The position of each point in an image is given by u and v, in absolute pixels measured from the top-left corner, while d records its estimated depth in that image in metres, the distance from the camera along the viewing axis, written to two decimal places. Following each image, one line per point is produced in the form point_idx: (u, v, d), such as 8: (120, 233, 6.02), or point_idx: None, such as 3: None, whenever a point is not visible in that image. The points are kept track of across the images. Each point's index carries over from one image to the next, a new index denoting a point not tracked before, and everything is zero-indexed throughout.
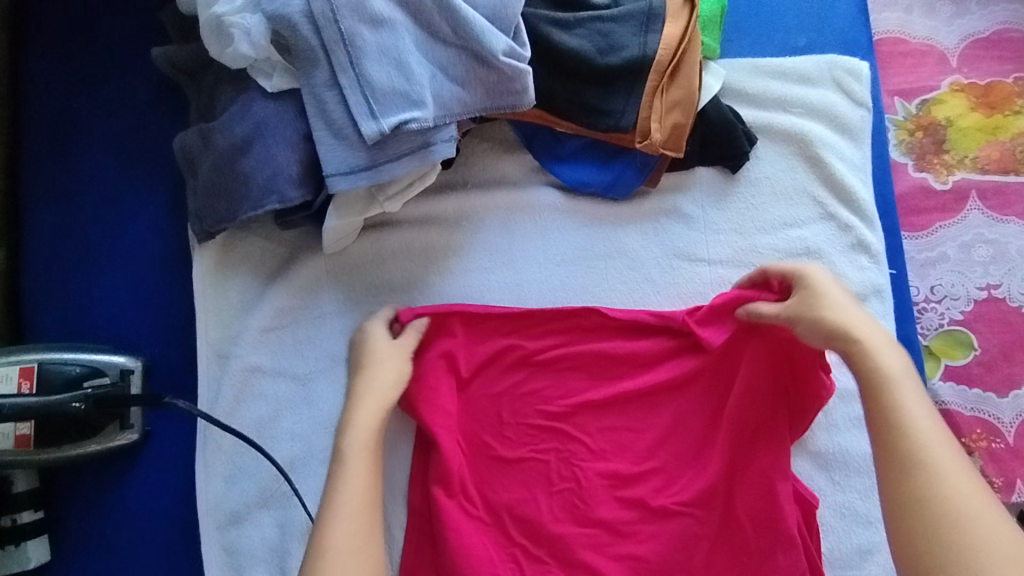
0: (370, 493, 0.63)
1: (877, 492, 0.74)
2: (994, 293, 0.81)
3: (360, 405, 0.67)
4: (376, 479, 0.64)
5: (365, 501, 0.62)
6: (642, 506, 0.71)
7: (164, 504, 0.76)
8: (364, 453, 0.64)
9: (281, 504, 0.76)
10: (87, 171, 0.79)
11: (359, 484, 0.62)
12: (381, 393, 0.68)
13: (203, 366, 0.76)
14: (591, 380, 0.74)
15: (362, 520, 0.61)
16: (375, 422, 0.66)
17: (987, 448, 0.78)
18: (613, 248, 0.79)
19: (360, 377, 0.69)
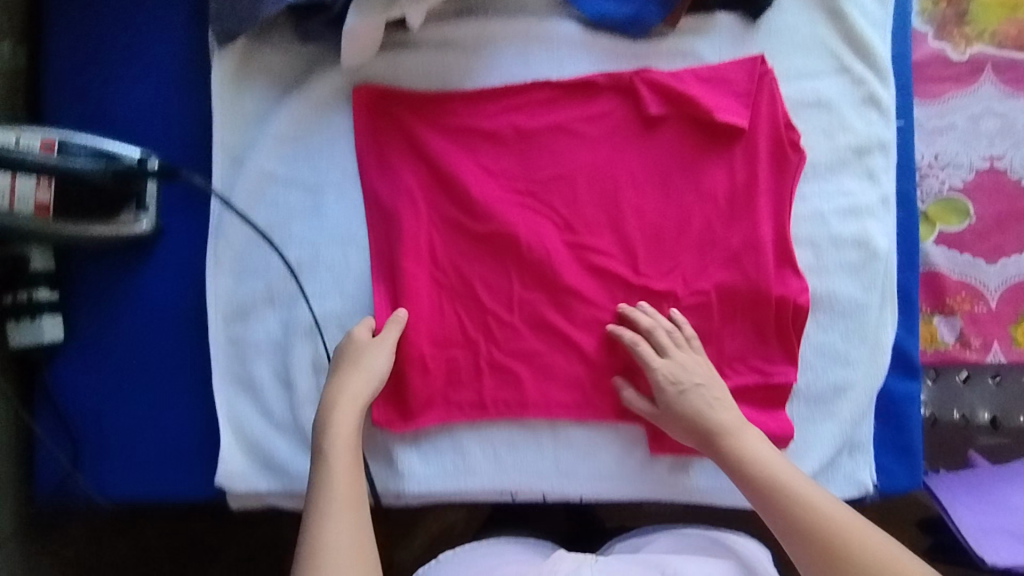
0: (354, 499, 0.68)
1: (858, 335, 0.77)
2: (996, 165, 0.82)
3: (339, 413, 0.71)
4: (355, 481, 0.69)
5: (350, 503, 0.67)
6: (627, 317, 0.79)
7: (175, 298, 0.80)
8: (348, 457, 0.70)
9: (286, 303, 0.80)
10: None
11: (349, 479, 0.69)
12: (356, 393, 0.73)
13: (219, 167, 0.79)
14: (550, 160, 0.80)
15: (350, 524, 0.66)
16: (353, 423, 0.71)
17: (969, 310, 0.82)
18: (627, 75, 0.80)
19: (334, 379, 0.73)
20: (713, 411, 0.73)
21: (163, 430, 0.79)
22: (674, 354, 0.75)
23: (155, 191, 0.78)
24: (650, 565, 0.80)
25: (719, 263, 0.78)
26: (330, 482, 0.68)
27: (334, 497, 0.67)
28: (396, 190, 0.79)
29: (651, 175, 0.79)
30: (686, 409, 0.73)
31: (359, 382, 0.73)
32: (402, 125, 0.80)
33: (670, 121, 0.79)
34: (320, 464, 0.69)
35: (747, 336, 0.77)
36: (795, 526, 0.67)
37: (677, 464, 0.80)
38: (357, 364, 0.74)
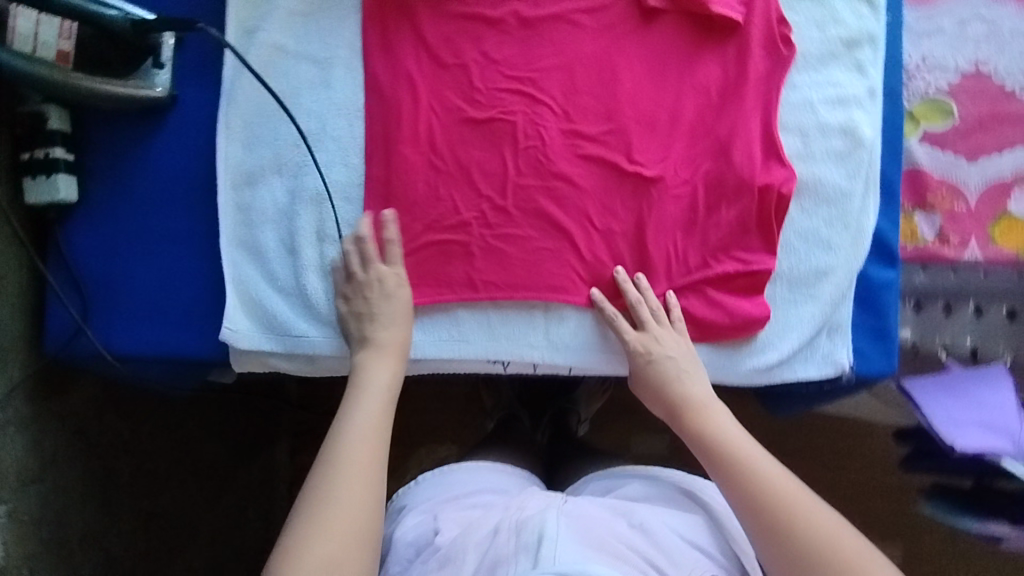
0: (378, 429, 0.68)
1: (841, 221, 0.80)
2: (981, 68, 0.85)
3: (381, 354, 0.73)
4: (384, 417, 0.69)
5: (375, 430, 0.67)
6: (618, 201, 0.82)
7: (185, 164, 0.84)
8: (383, 397, 0.70)
9: (293, 173, 0.83)
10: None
11: (372, 417, 0.68)
12: (393, 345, 0.75)
13: (232, 35, 0.83)
14: (550, 47, 0.83)
15: (365, 450, 0.65)
16: (390, 372, 0.73)
17: (948, 208, 0.85)
18: None
19: (372, 324, 0.75)
20: (681, 378, 0.75)
21: (172, 287, 0.82)
22: (645, 325, 0.78)
23: (171, 49, 0.82)
24: (616, 511, 0.75)
25: (708, 148, 0.81)
26: (359, 408, 0.69)
27: (363, 421, 0.68)
28: (400, 69, 0.83)
29: (647, 65, 0.82)
30: (657, 373, 0.75)
31: (396, 331, 0.75)
32: (408, 8, 0.83)
33: (668, 6, 0.82)
34: (357, 389, 0.70)
35: (732, 223, 0.80)
36: (745, 493, 0.64)
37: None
38: (367, 313, 0.76)
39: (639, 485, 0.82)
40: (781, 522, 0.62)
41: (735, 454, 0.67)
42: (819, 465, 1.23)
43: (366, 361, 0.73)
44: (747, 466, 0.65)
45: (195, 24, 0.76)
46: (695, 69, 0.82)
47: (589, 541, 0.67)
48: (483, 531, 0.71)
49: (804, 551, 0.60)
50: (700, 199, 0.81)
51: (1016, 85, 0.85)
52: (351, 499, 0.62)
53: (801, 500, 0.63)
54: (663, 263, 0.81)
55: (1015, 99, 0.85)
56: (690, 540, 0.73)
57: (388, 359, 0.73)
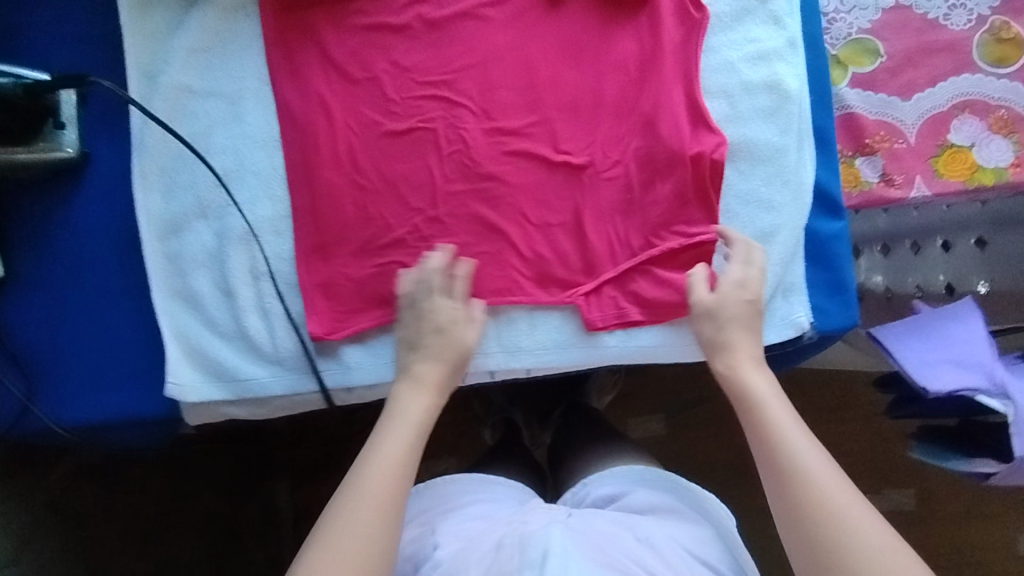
0: (403, 466, 0.64)
1: (780, 178, 0.78)
2: (901, 2, 0.83)
3: (418, 387, 0.69)
4: (409, 453, 0.65)
5: (397, 466, 0.64)
6: (551, 191, 0.79)
7: (109, 223, 0.81)
8: (412, 430, 0.66)
9: (218, 214, 0.80)
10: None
11: (397, 449, 0.65)
12: (428, 376, 0.70)
13: (134, 84, 0.80)
14: (461, 47, 0.79)
15: (383, 485, 0.62)
16: (424, 407, 0.68)
17: (889, 148, 0.83)
18: None
19: (416, 351, 0.72)
20: (739, 328, 0.69)
21: (114, 350, 0.80)
22: (720, 287, 0.70)
23: (73, 105, 0.79)
24: (622, 524, 0.73)
25: (636, 125, 0.79)
26: (383, 441, 0.65)
27: (389, 453, 0.64)
28: (310, 91, 0.79)
29: (561, 49, 0.79)
30: (724, 312, 0.69)
31: (439, 364, 0.71)
32: (308, 27, 0.80)
33: None
34: (389, 417, 0.67)
35: (669, 199, 0.78)
36: (776, 478, 0.61)
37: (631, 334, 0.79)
38: (411, 342, 0.73)
39: (642, 493, 0.81)
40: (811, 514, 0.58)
41: (771, 439, 0.62)
42: (822, 423, 1.25)
43: (401, 391, 0.70)
44: (779, 447, 0.62)
45: (88, 77, 0.72)
46: (610, 46, 0.79)
47: (597, 558, 0.64)
48: (485, 545, 0.69)
49: (832, 545, 0.56)
50: (636, 178, 0.79)
51: (938, 13, 0.83)
52: (364, 528, 0.60)
53: (837, 495, 0.58)
54: (607, 250, 0.79)
55: (940, 27, 0.83)
56: (697, 554, 0.71)
57: (422, 389, 0.70)
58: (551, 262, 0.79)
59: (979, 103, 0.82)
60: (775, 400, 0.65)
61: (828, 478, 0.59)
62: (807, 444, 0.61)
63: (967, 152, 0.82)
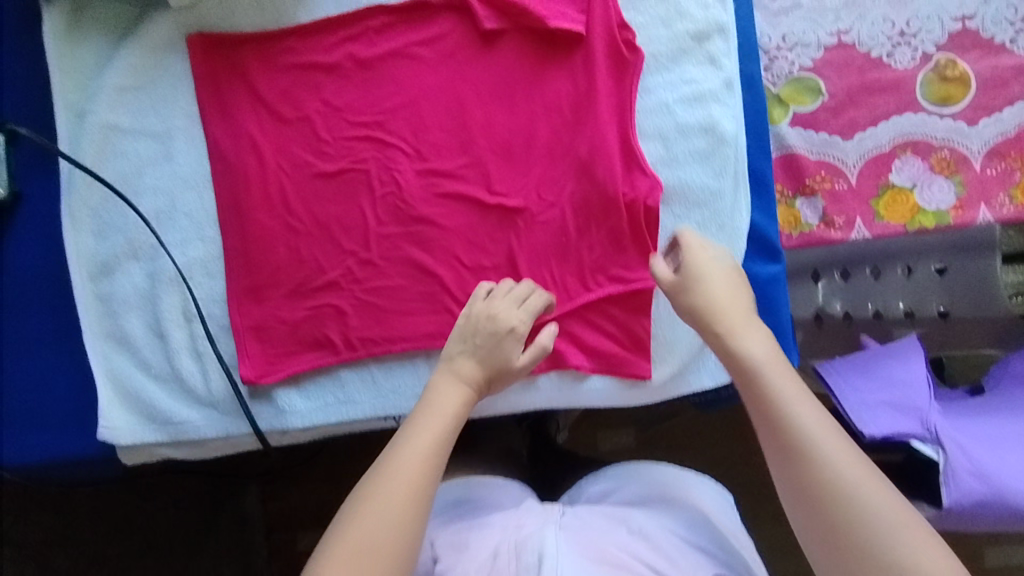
0: (434, 459, 0.61)
1: (715, 222, 0.77)
2: (844, 39, 0.82)
3: (455, 383, 0.66)
4: (442, 447, 0.62)
5: (429, 457, 0.61)
6: (485, 234, 0.78)
7: (39, 263, 0.79)
8: (446, 423, 0.63)
9: (149, 256, 0.79)
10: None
11: (422, 442, 0.61)
12: (465, 370, 0.67)
13: (61, 123, 0.78)
14: (392, 88, 0.78)
15: (408, 481, 0.59)
16: (460, 400, 0.65)
17: (830, 189, 0.82)
18: None
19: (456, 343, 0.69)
20: (724, 307, 0.64)
21: (45, 393, 0.78)
22: (692, 249, 0.68)
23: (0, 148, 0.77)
24: (615, 520, 0.71)
25: (569, 167, 0.78)
26: (412, 435, 0.62)
27: (417, 443, 0.61)
28: (239, 132, 0.78)
29: (495, 89, 0.78)
30: (700, 290, 0.65)
31: (480, 367, 0.68)
32: (237, 66, 0.78)
33: (506, 28, 0.77)
34: (421, 411, 0.64)
35: (604, 244, 0.77)
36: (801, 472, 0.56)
37: (568, 377, 0.78)
38: (462, 334, 0.69)
39: (636, 488, 0.77)
40: (838, 511, 0.54)
41: (787, 427, 0.57)
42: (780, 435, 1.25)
43: (437, 384, 0.67)
44: (802, 442, 0.56)
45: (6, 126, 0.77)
46: (544, 88, 0.77)
47: (594, 558, 0.63)
48: (482, 554, 0.66)
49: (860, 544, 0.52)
50: (572, 222, 0.78)
51: (881, 51, 0.81)
52: (385, 522, 0.56)
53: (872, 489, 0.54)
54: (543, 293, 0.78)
55: (883, 65, 0.81)
56: (691, 541, 0.70)
57: (457, 382, 0.66)
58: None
59: (922, 143, 0.81)
60: (791, 391, 0.59)
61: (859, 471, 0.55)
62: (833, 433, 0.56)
63: (908, 194, 0.81)
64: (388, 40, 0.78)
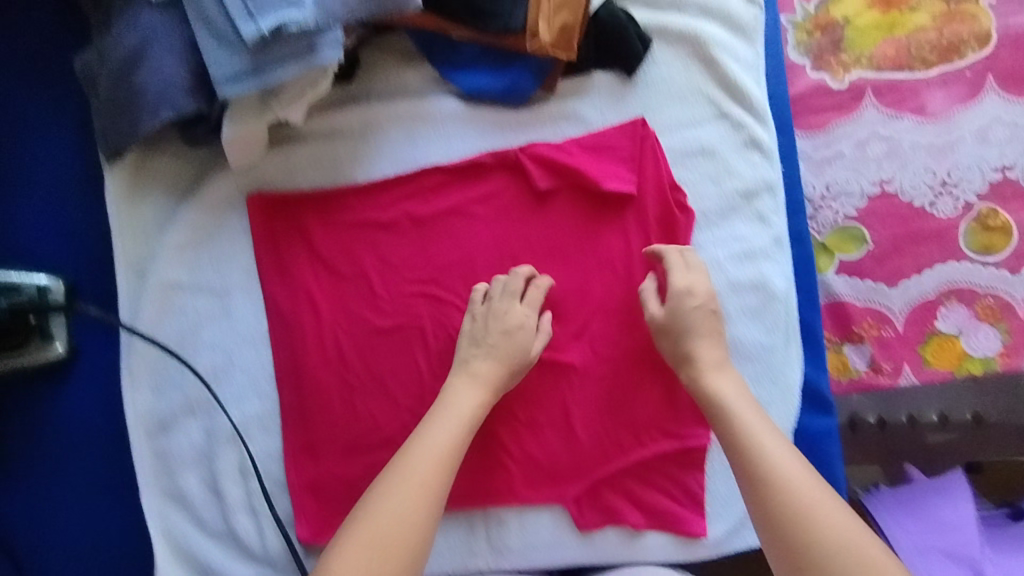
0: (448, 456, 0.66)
1: (768, 377, 0.78)
2: (887, 189, 0.83)
3: (473, 384, 0.72)
4: (455, 444, 0.67)
5: (444, 453, 0.66)
6: (540, 388, 0.79)
7: (96, 419, 0.80)
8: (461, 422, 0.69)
9: (205, 411, 0.80)
10: (5, 92, 0.78)
11: (442, 441, 0.67)
12: (483, 372, 0.73)
13: (123, 282, 0.79)
14: (447, 245, 0.80)
15: (424, 473, 0.64)
16: (476, 402, 0.71)
17: (877, 335, 0.83)
18: (515, 142, 0.80)
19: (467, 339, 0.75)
20: (698, 336, 0.72)
21: (101, 553, 0.78)
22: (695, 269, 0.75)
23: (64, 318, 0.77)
24: None
25: (620, 323, 0.80)
26: (427, 434, 0.67)
27: (433, 441, 0.67)
28: (296, 289, 0.80)
29: (549, 246, 0.80)
30: (679, 322, 0.72)
31: (496, 362, 0.73)
32: (297, 225, 0.80)
33: (559, 190, 0.79)
34: (439, 411, 0.70)
35: (657, 399, 0.79)
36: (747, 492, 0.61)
37: (624, 533, 0.78)
38: (475, 337, 0.74)
39: None
40: (775, 503, 0.59)
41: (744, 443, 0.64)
42: None
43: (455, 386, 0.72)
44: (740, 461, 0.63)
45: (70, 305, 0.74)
46: (597, 247, 0.79)
47: None
48: None
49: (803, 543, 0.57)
50: (625, 376, 0.79)
51: (923, 201, 0.83)
52: (403, 511, 0.61)
53: (813, 495, 0.59)
54: (598, 447, 0.79)
55: (926, 215, 0.83)
56: None
57: (475, 384, 0.72)
58: (542, 464, 0.79)
59: (966, 291, 0.82)
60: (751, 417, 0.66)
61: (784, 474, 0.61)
62: (756, 440, 0.64)
63: (954, 341, 0.82)
64: (444, 199, 0.80)
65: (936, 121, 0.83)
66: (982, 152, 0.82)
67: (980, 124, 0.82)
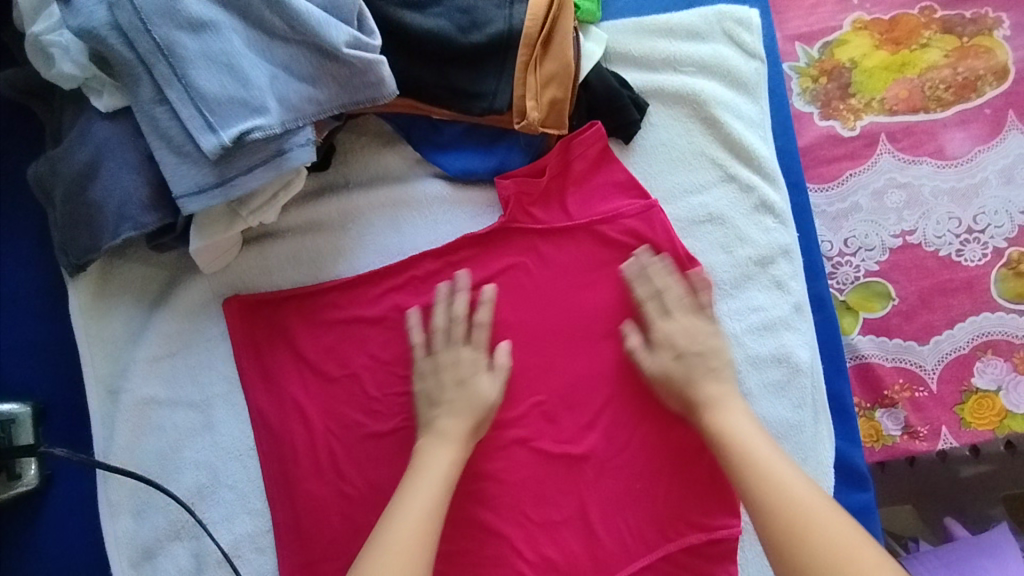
0: (425, 536, 0.61)
1: (802, 458, 0.72)
2: (909, 240, 0.78)
3: (444, 443, 0.66)
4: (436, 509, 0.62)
5: (420, 525, 0.61)
6: (553, 485, 0.72)
7: (67, 554, 0.72)
8: (434, 492, 0.63)
9: (194, 534, 0.73)
10: None
11: (422, 503, 0.62)
12: (456, 422, 0.67)
13: (95, 404, 0.73)
14: None
15: (404, 556, 0.59)
16: (450, 460, 0.66)
17: (910, 398, 0.76)
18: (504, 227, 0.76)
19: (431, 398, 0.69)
20: (700, 381, 0.68)
21: None
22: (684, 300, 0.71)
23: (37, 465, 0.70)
24: None
25: (636, 409, 0.73)
26: (404, 502, 0.62)
27: (406, 515, 0.61)
28: (282, 395, 0.74)
29: (552, 330, 0.74)
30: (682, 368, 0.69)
31: (463, 419, 0.68)
32: (277, 328, 0.74)
33: (565, 273, 0.74)
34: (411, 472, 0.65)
35: (681, 487, 0.72)
36: (751, 503, 0.61)
37: None
38: (432, 397, 0.69)
39: None
40: (776, 517, 0.59)
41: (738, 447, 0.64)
42: None
43: (424, 447, 0.66)
44: (751, 474, 0.62)
45: (37, 448, 0.68)
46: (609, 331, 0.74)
47: None
48: None
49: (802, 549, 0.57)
50: (645, 465, 0.73)
51: (950, 249, 0.77)
52: None
53: (805, 502, 0.59)
54: (622, 544, 0.72)
55: (954, 265, 0.77)
56: None
57: (446, 442, 0.66)
58: (561, 566, 0.71)
59: (1003, 343, 0.76)
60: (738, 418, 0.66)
61: (812, 507, 0.59)
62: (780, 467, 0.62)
63: (993, 397, 0.76)
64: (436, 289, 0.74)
65: (957, 163, 0.78)
66: (1008, 194, 0.77)
67: (1004, 163, 0.78)
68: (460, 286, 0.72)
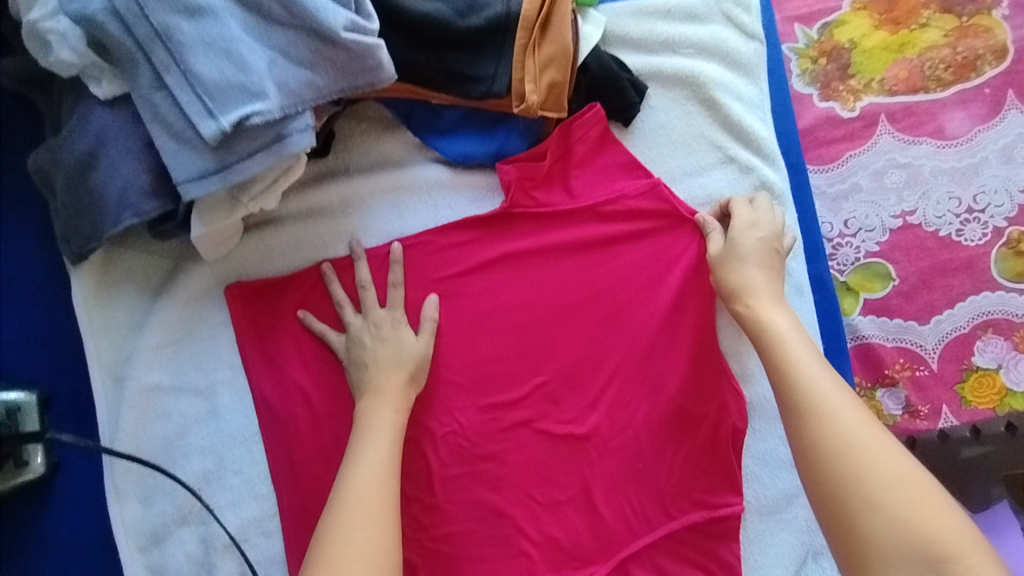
0: (387, 483, 0.61)
1: None
2: (909, 220, 0.78)
3: (383, 400, 0.67)
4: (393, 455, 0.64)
5: (380, 479, 0.61)
6: (556, 467, 0.73)
7: (76, 541, 0.72)
8: (388, 445, 0.64)
9: (201, 519, 0.73)
10: None
11: (381, 456, 0.63)
12: (392, 379, 0.68)
13: (100, 392, 0.73)
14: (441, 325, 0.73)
15: (368, 503, 0.59)
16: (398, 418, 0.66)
17: (911, 376, 0.77)
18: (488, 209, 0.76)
19: (356, 364, 0.70)
20: (754, 270, 0.67)
21: None
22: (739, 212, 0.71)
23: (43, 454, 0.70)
24: None
25: (638, 390, 0.74)
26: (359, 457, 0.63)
27: (365, 467, 0.62)
28: (285, 380, 0.74)
29: (554, 313, 0.74)
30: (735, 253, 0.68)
31: (397, 374, 0.68)
32: (279, 316, 0.74)
33: (567, 259, 0.74)
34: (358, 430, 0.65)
35: (683, 467, 0.73)
36: (798, 425, 0.57)
37: None
38: (361, 361, 0.69)
39: None
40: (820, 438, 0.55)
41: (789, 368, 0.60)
42: None
43: (366, 408, 0.67)
44: (801, 397, 0.58)
45: (43, 434, 0.67)
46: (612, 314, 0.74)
47: None
48: None
49: (845, 471, 0.53)
50: (647, 446, 0.73)
51: (950, 230, 0.78)
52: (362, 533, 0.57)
53: (851, 424, 0.55)
54: (625, 523, 0.72)
55: (954, 245, 0.77)
56: None
57: (386, 397, 0.67)
58: (564, 545, 0.72)
59: (1003, 321, 0.76)
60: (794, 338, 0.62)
61: (863, 433, 0.54)
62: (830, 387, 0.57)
63: (993, 375, 0.76)
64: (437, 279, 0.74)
65: (956, 143, 0.78)
66: (1008, 173, 0.77)
67: (1004, 143, 0.78)
68: (358, 254, 0.73)
